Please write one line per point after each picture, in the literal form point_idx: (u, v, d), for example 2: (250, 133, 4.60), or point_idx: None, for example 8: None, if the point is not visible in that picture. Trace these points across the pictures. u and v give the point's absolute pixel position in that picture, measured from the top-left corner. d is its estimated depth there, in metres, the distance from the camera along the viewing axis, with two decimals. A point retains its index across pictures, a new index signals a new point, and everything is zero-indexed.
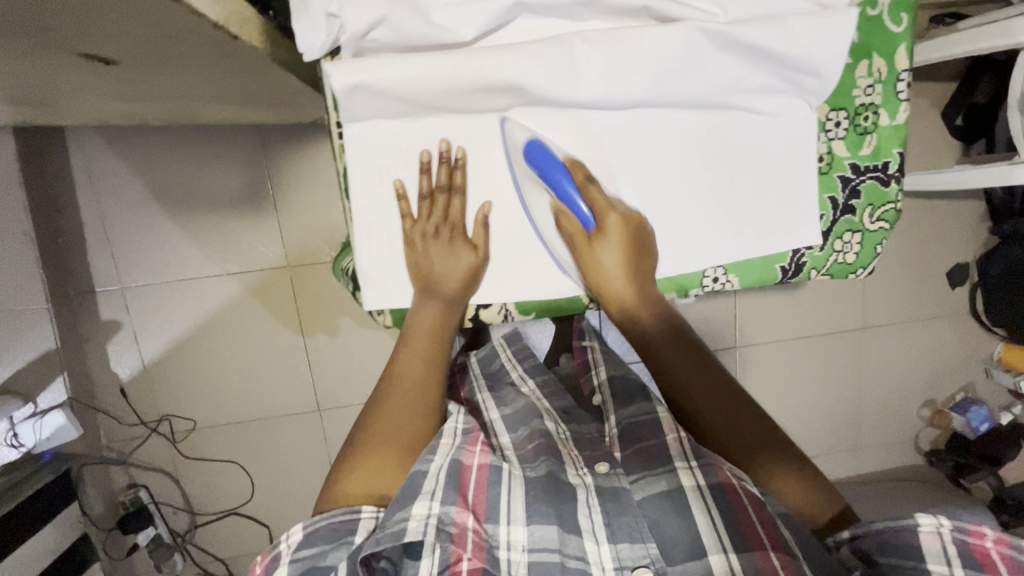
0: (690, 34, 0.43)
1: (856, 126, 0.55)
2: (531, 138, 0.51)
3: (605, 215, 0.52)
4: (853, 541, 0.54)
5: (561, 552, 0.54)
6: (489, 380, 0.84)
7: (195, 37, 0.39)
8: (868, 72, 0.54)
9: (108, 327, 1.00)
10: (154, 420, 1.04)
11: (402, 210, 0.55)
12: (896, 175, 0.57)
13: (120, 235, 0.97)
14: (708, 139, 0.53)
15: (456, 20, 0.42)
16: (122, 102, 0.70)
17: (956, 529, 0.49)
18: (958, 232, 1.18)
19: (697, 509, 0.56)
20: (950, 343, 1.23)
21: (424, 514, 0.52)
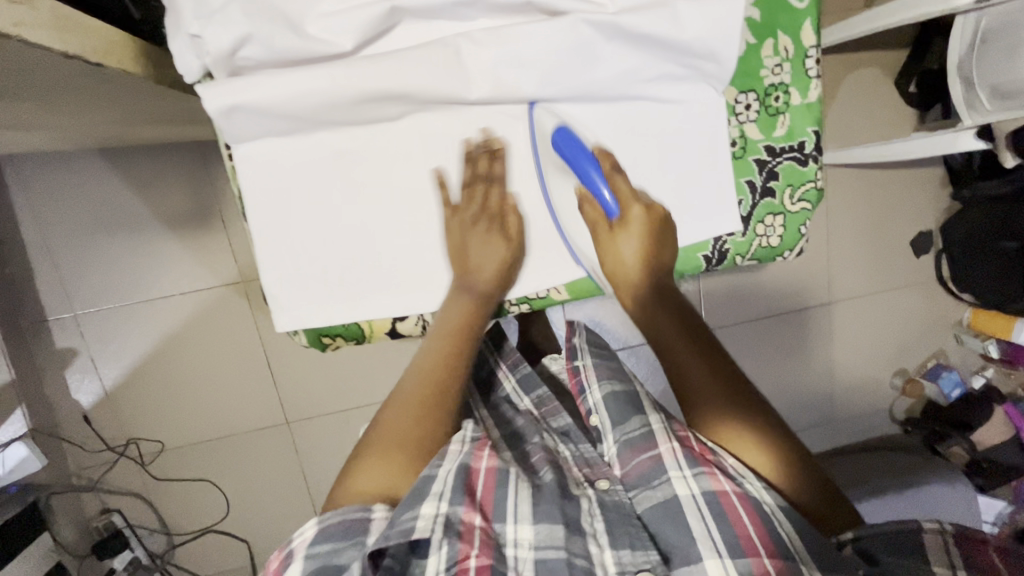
0: (577, 25, 0.50)
1: (766, 108, 0.63)
2: (559, 125, 0.58)
3: (628, 207, 0.60)
4: (856, 541, 0.57)
5: (566, 550, 0.57)
6: (482, 396, 0.87)
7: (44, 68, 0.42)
8: (775, 51, 0.62)
9: (63, 356, 0.99)
10: (121, 445, 1.03)
11: (442, 198, 0.63)
12: (812, 156, 0.65)
13: (67, 262, 0.96)
14: (631, 129, 0.61)
15: (333, 34, 0.49)
16: (42, 131, 0.69)
17: (957, 533, 0.56)
18: (919, 199, 1.18)
19: (692, 517, 0.59)
20: (919, 311, 1.23)
21: (433, 514, 0.55)
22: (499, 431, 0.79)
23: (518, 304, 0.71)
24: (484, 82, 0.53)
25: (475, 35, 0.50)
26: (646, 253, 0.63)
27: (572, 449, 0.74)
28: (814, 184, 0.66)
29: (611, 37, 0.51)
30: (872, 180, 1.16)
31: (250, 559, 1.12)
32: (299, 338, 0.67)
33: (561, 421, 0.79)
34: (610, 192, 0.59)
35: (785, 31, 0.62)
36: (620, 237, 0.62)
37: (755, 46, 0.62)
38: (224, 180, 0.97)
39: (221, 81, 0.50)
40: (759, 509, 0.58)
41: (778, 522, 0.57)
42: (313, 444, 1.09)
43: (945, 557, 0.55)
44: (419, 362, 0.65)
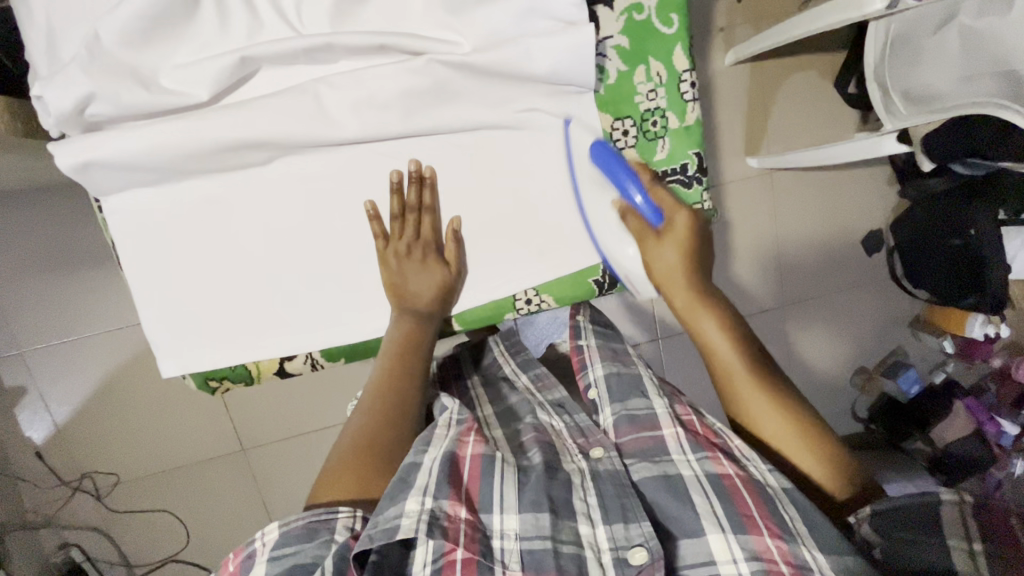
0: (431, 64, 0.60)
1: (644, 131, 0.69)
2: (596, 140, 0.65)
3: (674, 214, 0.62)
4: (875, 517, 0.55)
5: (554, 539, 0.56)
6: (485, 378, 0.88)
7: None
8: (647, 77, 0.67)
9: (13, 393, 0.99)
10: (75, 479, 1.03)
11: (376, 229, 0.67)
12: (696, 176, 0.71)
13: (10, 299, 0.96)
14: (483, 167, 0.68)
15: (190, 85, 0.60)
16: None
17: (977, 505, 0.53)
18: (867, 199, 1.18)
19: (694, 494, 0.58)
20: (871, 309, 1.24)
21: (417, 510, 0.53)
22: (495, 411, 0.81)
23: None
24: (347, 122, 0.62)
25: (331, 82, 0.61)
26: (687, 254, 0.62)
27: (568, 421, 0.73)
28: (700, 205, 0.71)
29: (462, 72, 0.61)
30: (816, 181, 1.16)
31: None
32: (189, 382, 0.70)
33: (556, 395, 0.78)
34: (646, 198, 0.61)
35: (656, 56, 0.67)
36: (667, 243, 0.62)
37: (627, 72, 0.67)
38: None
39: (71, 137, 0.58)
40: (765, 494, 0.57)
41: (785, 508, 0.56)
42: (271, 470, 1.09)
43: (960, 531, 0.52)
44: (373, 387, 0.65)
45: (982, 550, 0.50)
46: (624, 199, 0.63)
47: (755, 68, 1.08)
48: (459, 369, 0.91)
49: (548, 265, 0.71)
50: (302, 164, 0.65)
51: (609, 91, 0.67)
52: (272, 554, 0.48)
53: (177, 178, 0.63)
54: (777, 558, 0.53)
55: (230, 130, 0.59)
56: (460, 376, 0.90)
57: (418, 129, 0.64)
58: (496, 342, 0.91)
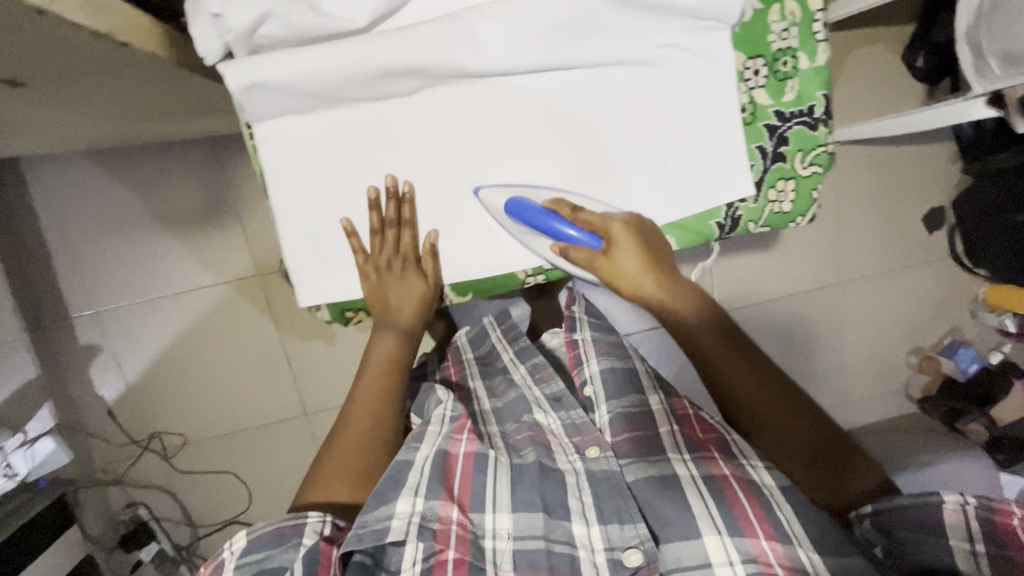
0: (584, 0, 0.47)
1: (775, 71, 0.54)
2: (508, 199, 0.56)
3: (611, 227, 0.55)
4: (875, 514, 0.60)
5: (547, 537, 0.63)
6: (481, 362, 0.87)
7: (96, 64, 0.46)
8: (781, 16, 0.54)
9: (86, 352, 1.01)
10: (145, 439, 1.05)
11: (353, 247, 0.60)
12: (825, 118, 0.56)
13: (87, 260, 0.98)
14: (608, 101, 0.54)
15: (347, 10, 0.48)
16: (63, 127, 0.70)
17: (980, 507, 0.56)
18: (929, 176, 1.17)
19: (689, 491, 0.65)
20: (932, 288, 1.22)
21: (408, 512, 0.61)
22: (492, 404, 0.80)
23: (533, 275, 0.62)
24: (496, 49, 0.49)
25: (485, 7, 0.48)
26: (646, 259, 0.58)
27: (563, 417, 0.74)
28: (828, 148, 0.57)
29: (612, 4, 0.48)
30: (880, 156, 1.15)
31: None
32: (321, 314, 0.65)
33: (553, 388, 0.77)
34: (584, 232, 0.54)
35: None
36: (617, 256, 0.57)
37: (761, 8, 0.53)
38: (238, 176, 0.97)
39: (240, 58, 0.48)
40: (758, 491, 0.65)
41: (779, 509, 0.62)
42: None
43: (963, 529, 0.56)
44: (364, 397, 0.71)
45: (983, 550, 0.56)
46: (558, 240, 0.56)
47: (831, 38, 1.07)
48: (459, 355, 0.89)
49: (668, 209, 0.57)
50: (443, 97, 0.54)
51: (740, 32, 0.53)
52: (241, 561, 0.55)
53: (314, 109, 0.54)
54: (772, 560, 0.59)
55: (381, 56, 0.48)
56: (457, 357, 0.89)
57: (529, 66, 0.51)
58: (492, 325, 0.89)
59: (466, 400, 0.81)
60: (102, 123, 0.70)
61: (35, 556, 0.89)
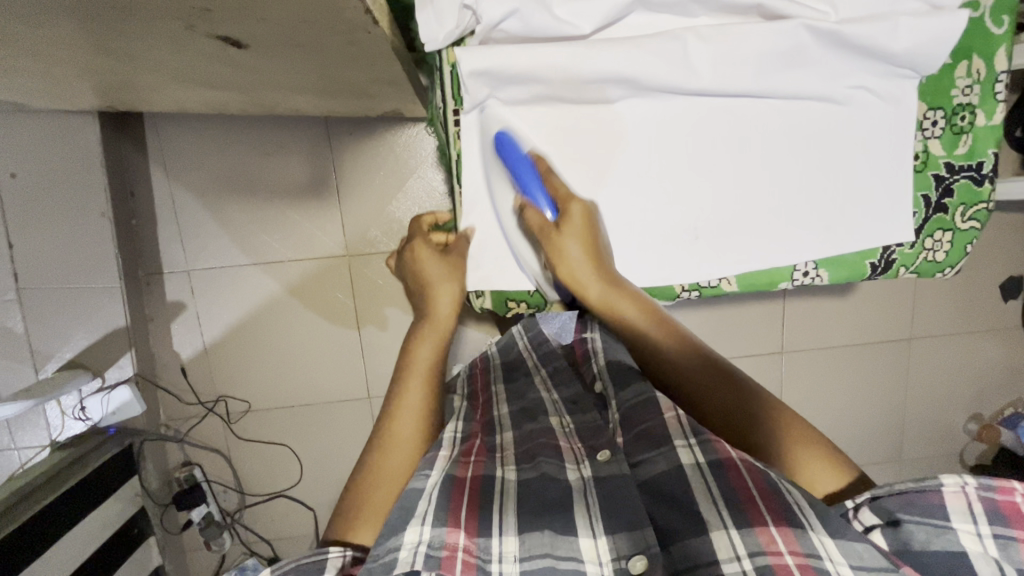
0: (798, 32, 0.46)
1: (953, 126, 0.53)
2: (502, 129, 0.52)
3: (570, 203, 0.52)
4: (874, 502, 0.49)
5: (553, 555, 0.51)
6: (507, 368, 0.86)
7: (311, 45, 0.48)
8: (967, 73, 0.52)
9: (172, 308, 1.03)
10: (211, 401, 1.07)
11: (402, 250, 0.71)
12: (990, 175, 0.55)
13: (188, 220, 1.00)
14: (795, 133, 0.52)
15: (575, 15, 0.46)
16: (208, 90, 0.72)
17: (981, 487, 0.47)
18: (1014, 245, 1.16)
19: (696, 487, 0.55)
20: (997, 357, 1.22)
21: (415, 541, 0.50)
22: (510, 409, 0.76)
23: (689, 289, 0.60)
24: (704, 70, 0.48)
25: (702, 30, 0.47)
26: (592, 249, 0.53)
27: (578, 419, 0.70)
28: (986, 205, 0.55)
29: (827, 45, 0.47)
30: None
31: (314, 528, 1.13)
32: (484, 301, 0.66)
33: (569, 390, 0.76)
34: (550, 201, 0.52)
35: (981, 52, 0.51)
36: (567, 236, 0.52)
37: (948, 65, 0.52)
38: (345, 156, 1.00)
39: (473, 47, 0.48)
40: (771, 482, 0.53)
41: (788, 490, 0.51)
42: None
43: (967, 512, 0.46)
44: (410, 410, 0.62)
45: (988, 531, 0.45)
46: (524, 199, 0.52)
47: None
48: (487, 365, 0.89)
49: (848, 237, 0.54)
50: (646, 109, 0.52)
51: (924, 86, 0.52)
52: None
53: (516, 102, 0.52)
54: (781, 548, 0.48)
55: (601, 60, 0.47)
56: (485, 369, 0.88)
57: (722, 90, 0.50)
58: (521, 334, 0.90)
59: (484, 409, 0.77)
60: (247, 92, 0.72)
61: (93, 506, 0.91)
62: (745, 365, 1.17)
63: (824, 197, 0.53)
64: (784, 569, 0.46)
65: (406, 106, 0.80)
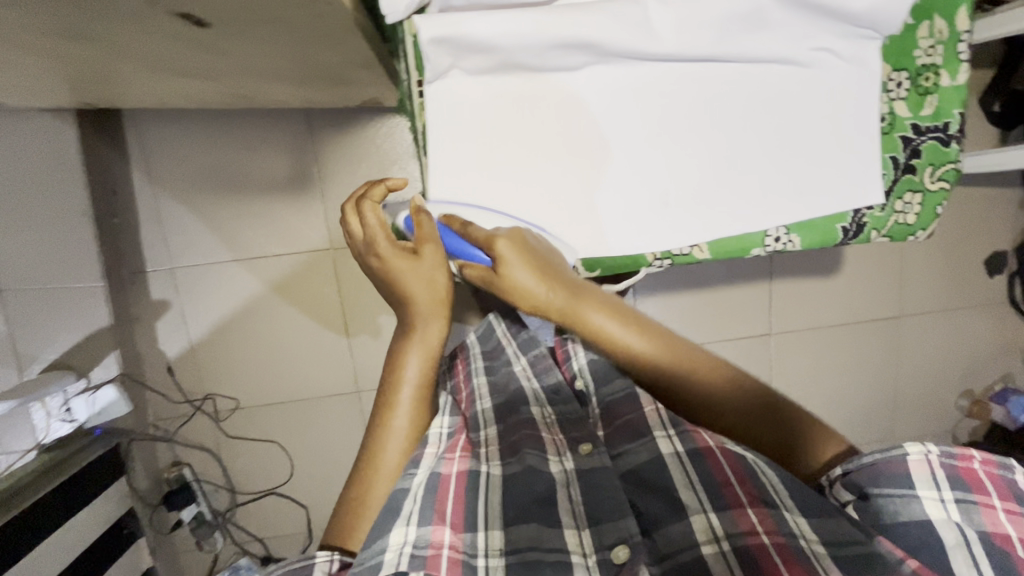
0: None
1: (918, 87, 0.54)
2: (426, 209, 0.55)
3: (493, 243, 0.51)
4: (845, 476, 0.49)
5: (539, 548, 0.51)
6: (487, 359, 0.82)
7: (276, 22, 0.48)
8: (929, 33, 0.53)
9: (157, 307, 1.03)
10: (199, 399, 1.06)
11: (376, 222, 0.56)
12: (957, 136, 0.55)
13: (171, 217, 1.00)
14: (762, 98, 0.52)
15: None
16: (183, 80, 0.72)
17: (944, 454, 0.47)
18: (996, 220, 1.17)
19: (676, 474, 0.54)
20: (987, 332, 1.22)
21: (400, 542, 0.49)
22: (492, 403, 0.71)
23: (660, 258, 0.58)
24: (668, 35, 0.48)
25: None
26: (538, 270, 0.52)
27: (559, 411, 0.68)
28: (954, 165, 0.56)
29: (788, 6, 0.47)
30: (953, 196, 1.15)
31: (306, 525, 1.13)
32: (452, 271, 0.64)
33: (551, 379, 0.73)
34: (478, 248, 0.53)
35: (942, 11, 0.52)
36: (509, 274, 0.51)
37: (909, 26, 0.53)
38: (327, 149, 1.00)
39: (434, 14, 0.48)
40: (747, 466, 0.52)
41: (762, 473, 0.51)
42: None
43: (930, 479, 0.46)
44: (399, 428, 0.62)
45: (954, 497, 0.45)
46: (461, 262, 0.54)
47: None
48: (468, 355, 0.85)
49: (817, 200, 0.54)
50: (611, 76, 0.52)
51: (887, 49, 0.53)
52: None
53: (480, 71, 0.52)
54: (758, 529, 0.47)
55: (564, 24, 0.47)
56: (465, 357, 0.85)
57: (688, 55, 0.50)
58: (499, 325, 0.88)
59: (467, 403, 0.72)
60: (223, 80, 0.72)
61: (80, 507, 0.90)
62: (735, 349, 1.17)
63: (794, 162, 0.53)
64: (764, 551, 0.46)
65: (383, 93, 0.80)
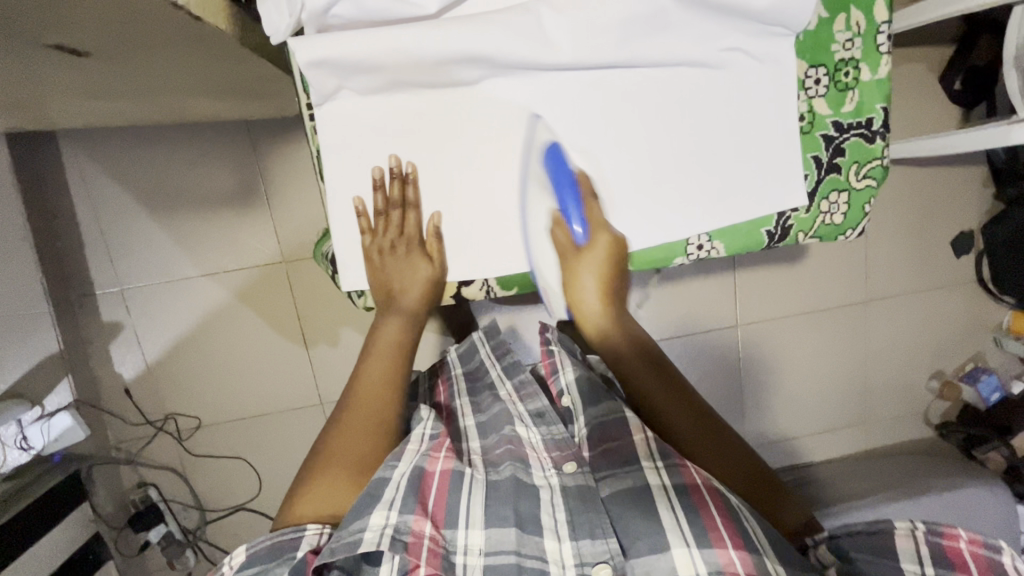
0: None
1: (836, 82, 0.54)
2: (553, 143, 0.54)
3: (598, 232, 0.57)
4: (831, 540, 0.61)
5: (518, 552, 0.54)
6: (469, 380, 0.84)
7: (156, 44, 0.46)
8: (846, 27, 0.53)
9: (110, 329, 1.01)
10: (160, 420, 1.05)
11: (363, 226, 0.57)
12: (882, 132, 0.57)
13: (117, 238, 0.98)
14: (670, 103, 0.53)
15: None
16: (101, 102, 0.70)
17: (929, 531, 0.57)
18: (961, 199, 1.15)
19: (659, 505, 0.56)
20: (956, 312, 1.21)
21: (381, 524, 0.52)
22: (476, 419, 0.76)
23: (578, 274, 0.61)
24: (564, 45, 0.48)
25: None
26: (606, 277, 0.62)
27: (543, 431, 0.69)
28: (881, 161, 0.57)
29: (688, 7, 0.47)
30: (916, 177, 1.13)
31: None
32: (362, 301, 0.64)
33: (537, 403, 0.73)
34: (583, 223, 0.57)
35: (857, 4, 0.53)
36: (585, 262, 0.60)
37: (826, 19, 0.53)
38: (271, 160, 0.98)
39: (310, 37, 0.46)
40: (729, 505, 0.56)
41: (746, 519, 0.55)
42: None
43: (915, 555, 0.56)
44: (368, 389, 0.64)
45: (933, 573, 0.55)
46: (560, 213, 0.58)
47: None
48: (448, 373, 0.87)
49: (733, 201, 0.55)
50: (514, 89, 0.52)
51: (803, 42, 0.53)
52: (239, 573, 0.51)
53: (368, 91, 0.52)
54: (738, 569, 0.50)
55: (450, 42, 0.46)
56: (446, 373, 0.88)
57: (587, 64, 0.50)
58: (481, 341, 0.89)
59: (450, 420, 0.77)
60: (142, 100, 0.69)
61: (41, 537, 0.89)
62: (702, 342, 1.16)
63: (706, 165, 0.54)
64: None
65: None
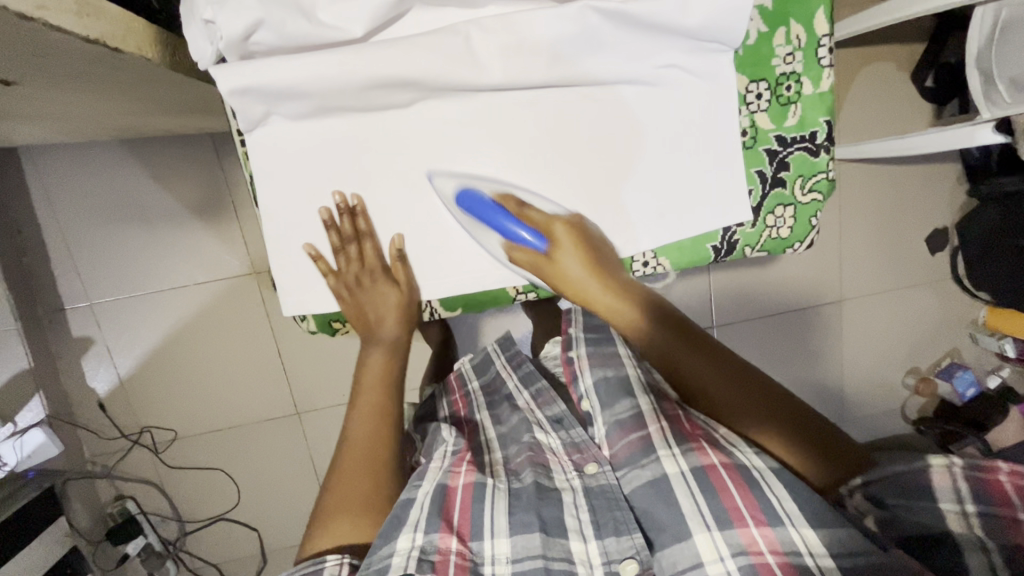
0: (585, 16, 0.50)
1: (777, 97, 0.62)
2: (458, 186, 0.60)
3: (551, 227, 0.61)
4: (865, 486, 0.54)
5: (544, 556, 0.56)
6: (488, 395, 0.85)
7: (83, 68, 0.45)
8: (787, 40, 0.60)
9: (79, 344, 1.01)
10: (135, 432, 1.05)
11: (322, 269, 0.64)
12: (824, 146, 0.65)
13: (83, 252, 0.98)
14: (608, 118, 0.59)
15: (344, 22, 0.51)
16: (49, 122, 0.69)
17: (967, 467, 0.51)
18: (935, 197, 1.15)
19: (679, 491, 0.56)
20: (932, 308, 1.21)
21: (408, 547, 0.54)
22: (496, 432, 0.77)
23: (522, 291, 0.70)
24: (494, 66, 0.53)
25: (484, 23, 0.51)
26: (590, 262, 0.62)
27: (563, 435, 0.71)
28: (825, 174, 0.65)
29: (619, 25, 0.51)
30: (889, 176, 1.13)
31: (258, 547, 1.13)
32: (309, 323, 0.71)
33: (555, 410, 0.75)
34: (531, 230, 0.60)
35: (799, 18, 0.60)
36: (562, 259, 0.62)
37: (767, 34, 0.60)
38: (236, 172, 0.97)
39: (232, 63, 0.50)
40: (749, 477, 0.55)
41: (772, 491, 0.53)
42: (322, 436, 1.09)
43: (952, 492, 0.50)
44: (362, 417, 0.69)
45: (976, 511, 0.49)
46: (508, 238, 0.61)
47: (839, 53, 1.03)
48: (466, 389, 0.88)
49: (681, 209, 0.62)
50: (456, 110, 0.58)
51: (746, 54, 0.60)
52: None
53: (305, 114, 0.57)
54: (762, 549, 0.50)
55: (383, 65, 0.51)
56: (463, 388, 0.88)
57: (527, 83, 0.56)
58: (497, 353, 0.89)
59: (472, 434, 0.78)
60: (91, 119, 0.69)
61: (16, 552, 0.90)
62: None
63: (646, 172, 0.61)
64: (767, 569, 0.49)
65: None
